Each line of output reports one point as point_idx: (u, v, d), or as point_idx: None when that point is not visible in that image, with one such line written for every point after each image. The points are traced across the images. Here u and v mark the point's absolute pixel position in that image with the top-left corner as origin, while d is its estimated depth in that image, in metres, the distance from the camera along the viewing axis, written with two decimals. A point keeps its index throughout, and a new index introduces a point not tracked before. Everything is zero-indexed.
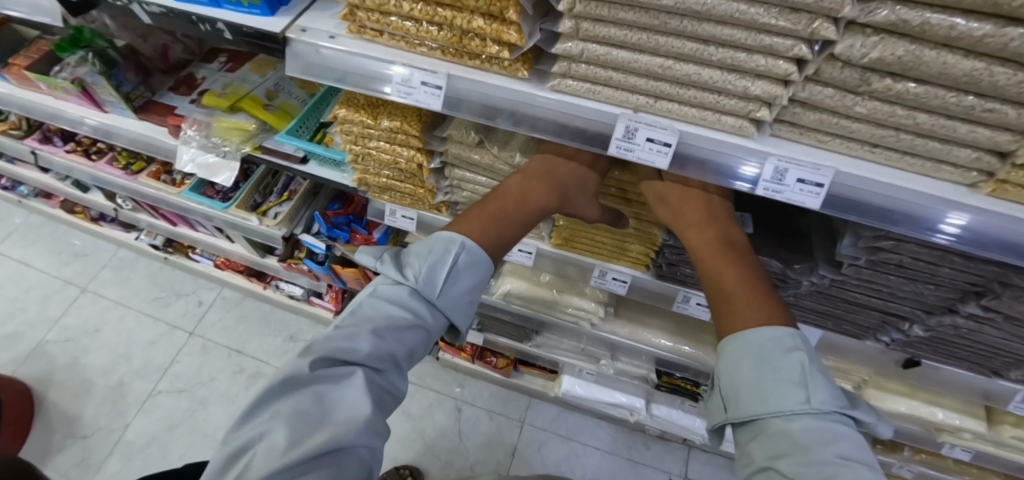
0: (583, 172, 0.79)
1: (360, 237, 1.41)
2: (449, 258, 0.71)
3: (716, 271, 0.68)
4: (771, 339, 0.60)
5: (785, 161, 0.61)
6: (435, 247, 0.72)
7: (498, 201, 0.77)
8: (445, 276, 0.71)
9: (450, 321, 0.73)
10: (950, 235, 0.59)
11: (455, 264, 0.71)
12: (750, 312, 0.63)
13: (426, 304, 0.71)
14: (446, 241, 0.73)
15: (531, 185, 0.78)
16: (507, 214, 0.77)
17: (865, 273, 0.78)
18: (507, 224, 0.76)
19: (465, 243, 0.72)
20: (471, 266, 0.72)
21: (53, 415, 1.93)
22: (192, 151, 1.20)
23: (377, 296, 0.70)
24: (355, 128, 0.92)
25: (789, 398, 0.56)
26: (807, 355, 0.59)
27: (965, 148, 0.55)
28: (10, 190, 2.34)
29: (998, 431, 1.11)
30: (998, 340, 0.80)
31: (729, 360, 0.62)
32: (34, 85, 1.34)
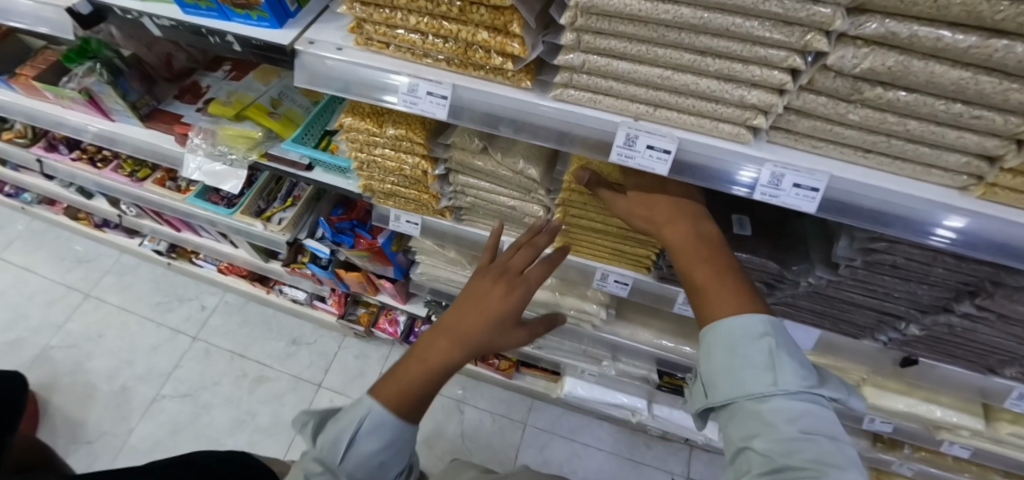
0: (501, 306, 0.72)
1: (365, 242, 1.37)
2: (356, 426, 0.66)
3: (686, 265, 0.67)
4: (738, 327, 0.60)
5: (781, 167, 0.63)
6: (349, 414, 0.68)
7: (410, 359, 0.71)
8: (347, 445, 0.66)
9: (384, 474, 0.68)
10: (946, 238, 0.61)
11: (357, 430, 0.66)
12: (721, 302, 0.63)
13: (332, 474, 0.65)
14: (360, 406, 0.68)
15: (445, 332, 0.71)
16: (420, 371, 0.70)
17: (861, 274, 0.80)
18: (414, 384, 0.69)
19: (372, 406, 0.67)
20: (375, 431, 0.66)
21: (57, 420, 1.95)
22: (198, 159, 1.22)
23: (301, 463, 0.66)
24: (361, 136, 0.94)
25: (757, 381, 0.58)
26: (775, 340, 0.59)
27: (955, 153, 0.58)
28: (13, 197, 2.35)
29: (996, 428, 1.12)
30: (993, 338, 0.82)
31: (704, 349, 0.63)
32: (40, 95, 1.36)
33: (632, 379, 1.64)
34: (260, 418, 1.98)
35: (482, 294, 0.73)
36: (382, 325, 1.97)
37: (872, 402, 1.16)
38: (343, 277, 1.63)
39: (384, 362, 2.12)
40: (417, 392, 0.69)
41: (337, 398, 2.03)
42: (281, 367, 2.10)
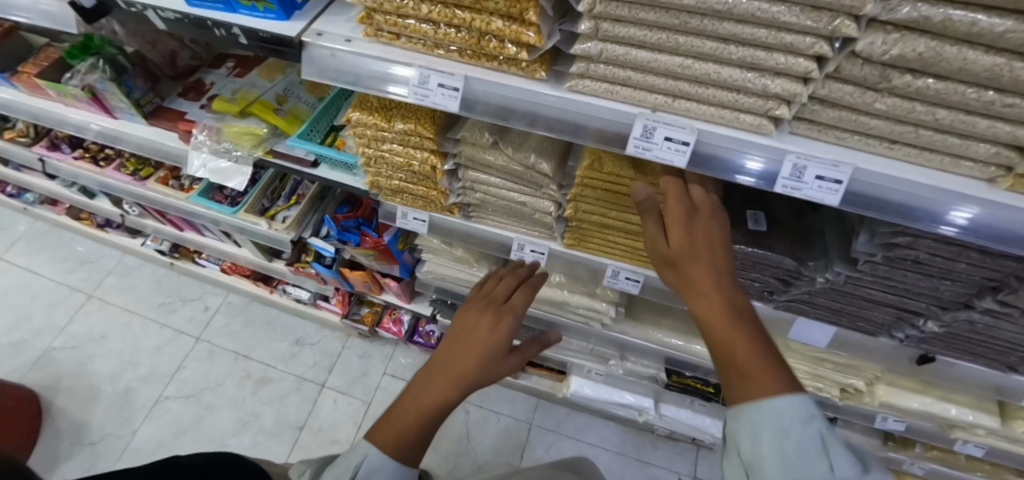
0: (492, 336, 0.71)
1: (371, 240, 1.34)
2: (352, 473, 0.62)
3: (723, 349, 0.53)
4: (785, 409, 0.50)
5: (804, 158, 0.61)
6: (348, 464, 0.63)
7: (409, 396, 0.67)
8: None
9: None
10: (956, 226, 0.60)
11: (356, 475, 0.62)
12: (765, 375, 0.51)
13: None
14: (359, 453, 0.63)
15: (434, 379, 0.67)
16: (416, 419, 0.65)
17: (881, 270, 0.77)
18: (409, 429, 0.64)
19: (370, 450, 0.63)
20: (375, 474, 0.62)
21: (61, 421, 1.93)
22: (203, 156, 1.19)
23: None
24: (368, 131, 0.93)
25: (811, 472, 0.49)
26: (824, 425, 0.50)
27: (984, 143, 0.56)
28: (15, 197, 2.34)
29: (1012, 427, 1.11)
30: (1014, 335, 0.80)
31: (742, 428, 0.51)
32: (43, 93, 1.34)
33: (639, 379, 1.63)
34: (263, 419, 1.96)
35: (466, 325, 0.73)
36: (386, 325, 1.94)
37: (885, 401, 1.14)
38: (348, 276, 1.62)
39: (388, 362, 2.10)
40: (419, 434, 0.65)
41: (342, 399, 2.01)
42: (284, 368, 2.09)
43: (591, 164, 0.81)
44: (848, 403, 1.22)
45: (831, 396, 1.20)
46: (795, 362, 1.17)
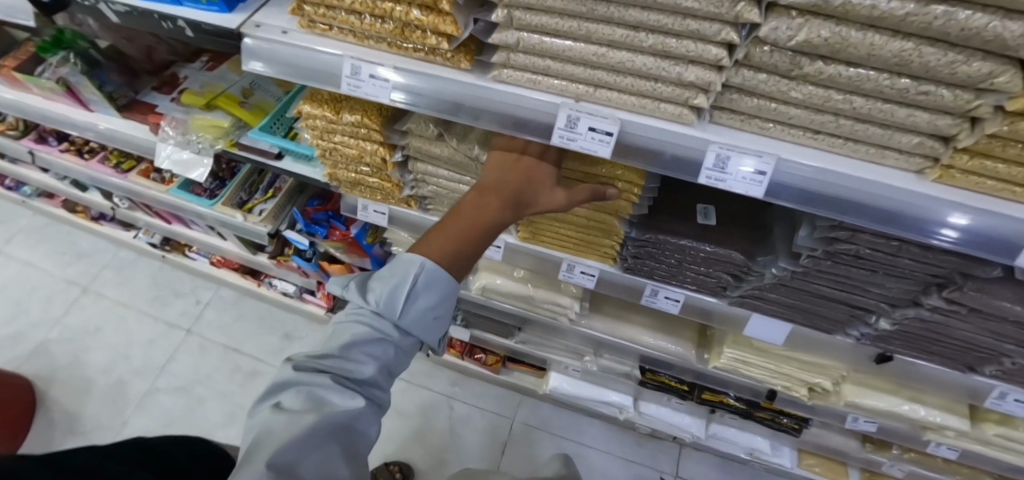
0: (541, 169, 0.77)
1: (340, 233, 1.35)
2: (408, 282, 0.69)
3: None
4: None
5: (727, 148, 0.59)
6: (397, 271, 0.70)
7: (453, 220, 0.74)
8: (404, 298, 0.69)
9: (421, 337, 0.74)
10: (949, 238, 0.57)
11: (414, 286, 0.69)
12: None
13: (391, 324, 0.71)
14: (407, 264, 0.71)
15: (486, 198, 0.74)
16: (464, 234, 0.73)
17: (824, 266, 0.74)
18: (458, 243, 0.72)
19: (425, 263, 0.70)
20: (431, 286, 0.70)
21: (55, 414, 1.97)
22: (168, 147, 1.20)
23: (345, 319, 0.72)
24: (319, 123, 0.94)
25: None
26: None
27: (907, 133, 0.54)
28: (14, 191, 2.39)
29: (983, 429, 1.07)
30: (968, 334, 0.77)
31: None
32: (23, 87, 1.36)
33: (616, 376, 1.61)
34: None
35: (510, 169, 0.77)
36: None
37: (853, 401, 1.11)
38: (326, 269, 1.62)
39: None
40: (469, 246, 0.73)
41: None
42: (272, 361, 2.12)
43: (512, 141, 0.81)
44: (818, 402, 1.19)
45: (800, 396, 1.17)
46: (762, 361, 1.14)
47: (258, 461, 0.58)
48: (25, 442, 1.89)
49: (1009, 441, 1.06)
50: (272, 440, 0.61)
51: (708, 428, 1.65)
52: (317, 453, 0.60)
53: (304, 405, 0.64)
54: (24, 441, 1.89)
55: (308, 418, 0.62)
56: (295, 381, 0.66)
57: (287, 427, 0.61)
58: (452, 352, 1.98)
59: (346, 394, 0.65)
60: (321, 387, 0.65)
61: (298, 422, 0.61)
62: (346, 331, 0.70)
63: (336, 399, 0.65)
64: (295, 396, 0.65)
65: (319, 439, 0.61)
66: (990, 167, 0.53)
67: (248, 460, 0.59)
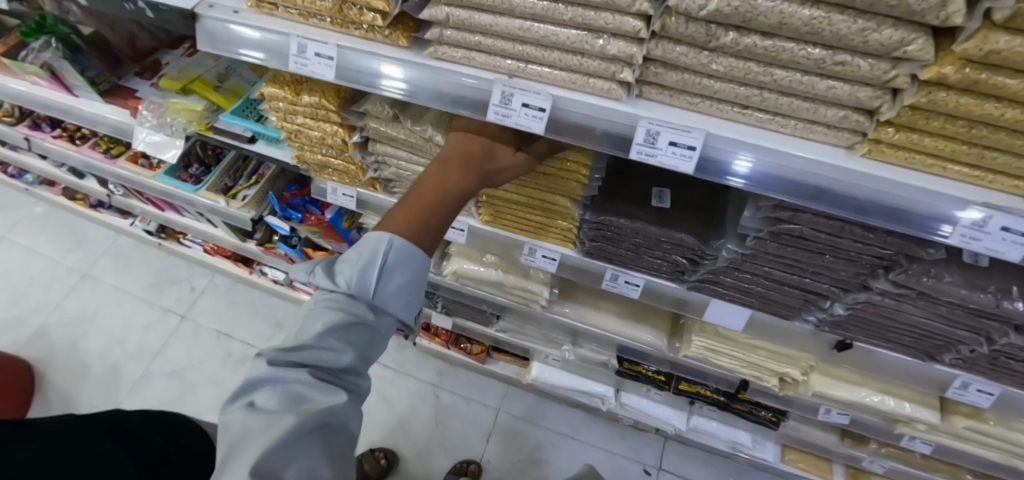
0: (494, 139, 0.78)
1: (315, 218, 1.38)
2: (377, 259, 0.68)
3: None
4: None
5: (656, 124, 0.59)
6: (365, 250, 0.69)
7: (420, 196, 0.73)
8: (376, 277, 0.68)
9: (397, 317, 0.72)
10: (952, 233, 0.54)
11: (383, 263, 0.68)
12: None
13: (364, 304, 0.69)
14: (374, 241, 0.69)
15: (449, 174, 0.74)
16: (431, 209, 0.72)
17: (772, 248, 0.74)
18: (426, 218, 0.72)
19: (393, 239, 0.69)
20: (402, 261, 0.69)
21: (50, 395, 2.01)
22: (145, 130, 1.22)
23: (317, 305, 0.69)
24: (281, 105, 0.95)
25: None
26: None
27: (831, 107, 0.53)
28: (16, 178, 2.44)
29: (952, 422, 1.05)
30: (922, 320, 0.76)
31: None
32: (11, 72, 1.40)
33: (594, 366, 1.60)
34: None
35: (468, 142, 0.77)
36: None
37: (820, 391, 1.09)
38: (311, 256, 1.64)
39: None
40: (439, 220, 0.73)
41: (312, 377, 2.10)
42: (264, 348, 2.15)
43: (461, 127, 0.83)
44: (789, 393, 1.18)
45: (771, 386, 1.15)
46: (731, 350, 1.13)
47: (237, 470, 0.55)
48: (28, 410, 1.96)
49: (980, 435, 1.03)
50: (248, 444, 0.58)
51: (688, 420, 1.63)
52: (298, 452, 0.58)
53: (280, 404, 0.61)
54: (27, 410, 1.95)
55: (287, 420, 0.58)
56: (268, 379, 0.63)
57: (264, 428, 0.58)
58: (438, 340, 1.97)
59: (325, 391, 0.63)
60: (296, 384, 0.62)
61: (274, 422, 0.58)
62: (317, 316, 0.67)
63: (316, 394, 0.62)
64: (269, 396, 0.62)
65: (301, 438, 0.58)
66: (915, 140, 0.52)
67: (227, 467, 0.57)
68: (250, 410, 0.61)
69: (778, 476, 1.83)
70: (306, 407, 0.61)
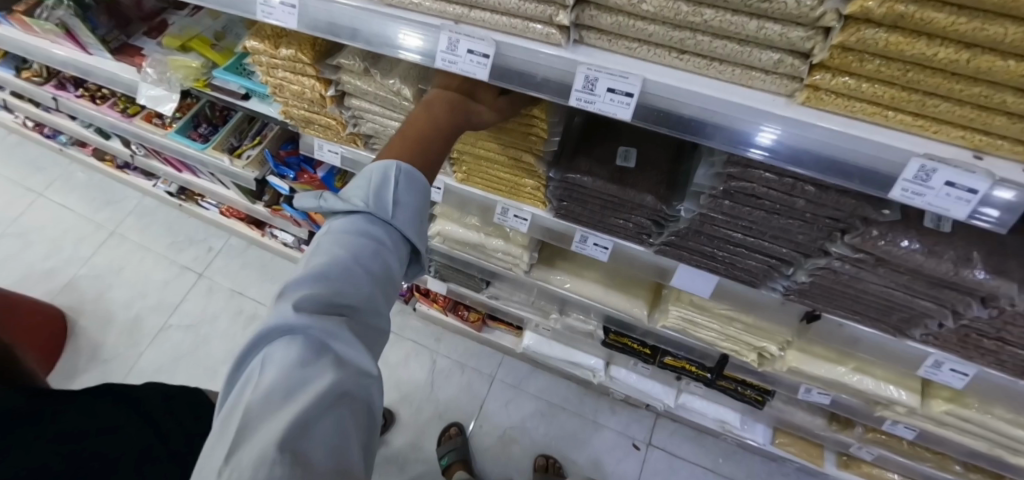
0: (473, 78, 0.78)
1: (308, 176, 1.46)
2: (389, 181, 0.66)
3: None
4: None
5: (595, 69, 0.58)
6: (373, 174, 0.66)
7: (416, 126, 0.72)
8: (393, 197, 0.66)
9: (411, 241, 0.69)
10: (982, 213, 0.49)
11: (395, 184, 0.66)
12: None
13: (382, 227, 0.66)
14: (380, 168, 0.67)
15: (438, 106, 0.74)
16: (428, 138, 0.72)
17: (726, 206, 0.72)
18: (427, 146, 0.71)
19: (400, 164, 0.68)
20: (412, 182, 0.68)
21: (80, 341, 2.14)
22: (149, 86, 1.27)
23: (331, 233, 0.64)
24: (263, 59, 0.97)
25: None
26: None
27: (767, 50, 0.52)
28: (51, 139, 2.58)
29: (930, 405, 1.01)
30: (883, 289, 0.72)
31: None
32: (33, 31, 1.48)
33: (582, 337, 1.60)
34: None
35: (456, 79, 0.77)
36: None
37: (796, 368, 1.05)
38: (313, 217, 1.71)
39: None
40: (437, 148, 0.72)
41: None
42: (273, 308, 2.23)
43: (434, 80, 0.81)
44: (768, 369, 1.13)
45: (750, 362, 1.12)
46: (707, 320, 1.11)
47: (264, 441, 0.48)
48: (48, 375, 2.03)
49: (959, 421, 0.99)
50: (274, 406, 0.50)
51: (675, 397, 1.62)
52: (329, 417, 0.53)
53: (311, 358, 0.54)
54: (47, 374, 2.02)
55: (327, 378, 0.53)
56: (300, 328, 0.55)
57: (292, 387, 0.52)
58: (437, 307, 1.99)
59: (356, 350, 0.58)
60: (326, 338, 0.56)
61: (306, 382, 0.52)
62: (339, 244, 0.62)
63: (347, 353, 0.57)
64: (288, 347, 0.54)
65: (332, 403, 0.53)
66: (852, 86, 0.50)
67: (241, 436, 0.48)
68: (271, 366, 0.53)
69: (768, 459, 1.80)
70: (339, 365, 0.56)
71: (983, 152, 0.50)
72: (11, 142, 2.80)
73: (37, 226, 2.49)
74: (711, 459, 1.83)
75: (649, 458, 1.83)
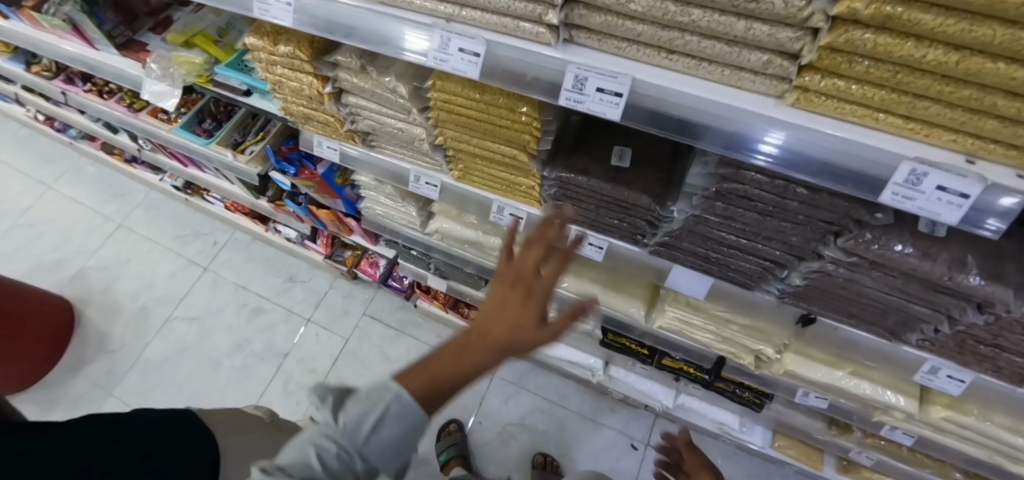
0: (533, 306, 0.55)
1: (308, 172, 1.46)
2: (379, 410, 0.53)
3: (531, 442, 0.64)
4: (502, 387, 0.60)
5: (584, 69, 0.58)
6: (371, 395, 0.54)
7: (449, 348, 0.57)
8: (373, 425, 0.52)
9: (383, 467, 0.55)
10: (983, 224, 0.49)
11: (382, 415, 0.53)
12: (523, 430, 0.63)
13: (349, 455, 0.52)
14: (381, 390, 0.55)
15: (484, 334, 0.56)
16: (450, 372, 0.56)
17: (719, 208, 0.72)
18: (442, 380, 0.56)
19: (399, 395, 0.54)
20: (401, 418, 0.54)
21: (88, 331, 2.18)
22: (152, 82, 1.28)
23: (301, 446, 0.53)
24: (263, 56, 0.97)
25: None
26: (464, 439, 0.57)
27: (755, 51, 0.52)
28: (62, 132, 2.61)
29: (929, 411, 0.99)
30: (877, 292, 0.72)
31: None
32: (42, 26, 1.50)
33: (581, 336, 1.60)
34: (253, 344, 2.13)
35: (519, 259, 0.57)
36: (363, 267, 2.02)
37: (792, 371, 1.05)
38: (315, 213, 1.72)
39: (368, 304, 2.19)
40: (450, 389, 0.56)
41: (322, 333, 2.14)
42: (276, 302, 2.24)
43: (448, 93, 0.81)
44: (764, 372, 1.14)
45: (746, 364, 1.12)
46: (703, 321, 1.10)
47: None
48: (26, 391, 2.05)
49: (958, 427, 0.98)
50: None
51: (674, 397, 1.62)
52: None
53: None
54: (24, 390, 2.04)
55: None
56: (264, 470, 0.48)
57: None
58: (438, 304, 2.00)
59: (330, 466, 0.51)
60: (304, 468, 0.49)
61: None
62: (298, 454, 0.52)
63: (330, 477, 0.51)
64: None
65: None
66: (841, 88, 0.49)
67: None
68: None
69: (768, 461, 1.79)
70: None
71: (976, 156, 0.49)
72: (24, 135, 2.83)
73: (48, 218, 2.52)
74: (710, 461, 1.82)
75: (648, 458, 1.83)
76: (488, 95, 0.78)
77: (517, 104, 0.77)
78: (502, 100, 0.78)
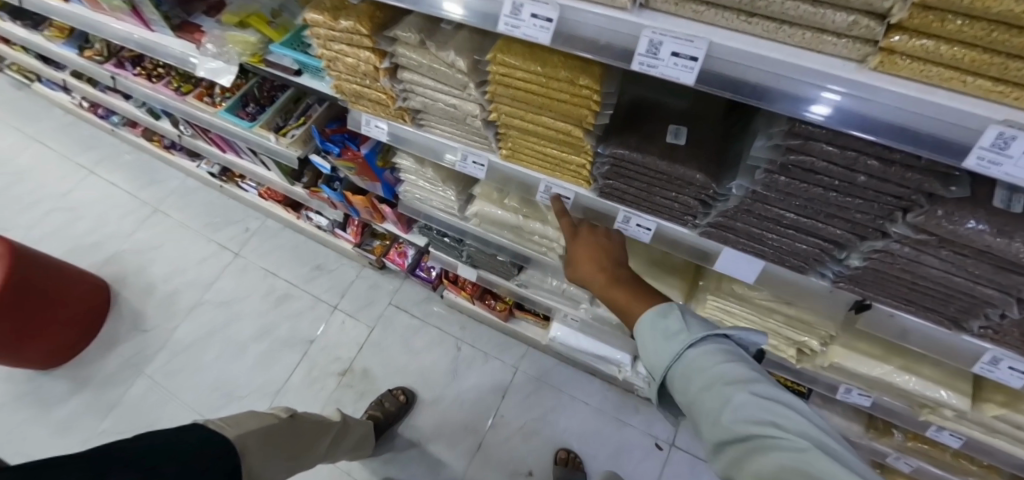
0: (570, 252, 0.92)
1: (351, 153, 1.48)
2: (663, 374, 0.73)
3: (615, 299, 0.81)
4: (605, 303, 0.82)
5: (660, 33, 0.58)
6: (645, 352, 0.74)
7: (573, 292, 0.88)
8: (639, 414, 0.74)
9: None
10: None
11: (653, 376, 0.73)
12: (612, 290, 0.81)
13: None
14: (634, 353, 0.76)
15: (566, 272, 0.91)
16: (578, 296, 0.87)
17: (781, 183, 0.71)
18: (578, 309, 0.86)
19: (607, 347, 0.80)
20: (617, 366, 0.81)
21: (122, 310, 2.24)
22: (206, 59, 1.33)
23: None
24: (322, 31, 0.99)
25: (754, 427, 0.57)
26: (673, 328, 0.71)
27: (841, 12, 0.52)
28: (104, 118, 2.68)
29: (982, 410, 0.96)
30: (943, 275, 0.70)
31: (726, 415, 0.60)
32: (101, 8, 1.55)
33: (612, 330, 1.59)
34: (280, 330, 2.16)
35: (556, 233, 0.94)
36: (391, 257, 2.04)
37: (838, 363, 1.03)
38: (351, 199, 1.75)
39: (393, 294, 2.21)
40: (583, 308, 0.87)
41: (348, 321, 2.16)
42: (304, 288, 2.26)
43: (507, 66, 0.82)
44: (806, 367, 1.13)
45: (788, 357, 1.11)
46: (745, 311, 1.09)
47: None
48: (62, 366, 2.12)
49: (1011, 428, 0.95)
50: None
51: None
52: None
53: None
54: (57, 366, 2.10)
55: None
56: None
57: None
58: (464, 294, 2.00)
59: None
60: None
61: None
62: None
63: None
64: None
65: None
66: (930, 49, 0.49)
67: None
68: None
69: None
70: None
71: None
72: (67, 121, 2.92)
73: (87, 201, 2.59)
74: None
75: (671, 458, 1.80)
76: (550, 67, 0.79)
77: (578, 76, 0.77)
78: (563, 72, 0.78)
